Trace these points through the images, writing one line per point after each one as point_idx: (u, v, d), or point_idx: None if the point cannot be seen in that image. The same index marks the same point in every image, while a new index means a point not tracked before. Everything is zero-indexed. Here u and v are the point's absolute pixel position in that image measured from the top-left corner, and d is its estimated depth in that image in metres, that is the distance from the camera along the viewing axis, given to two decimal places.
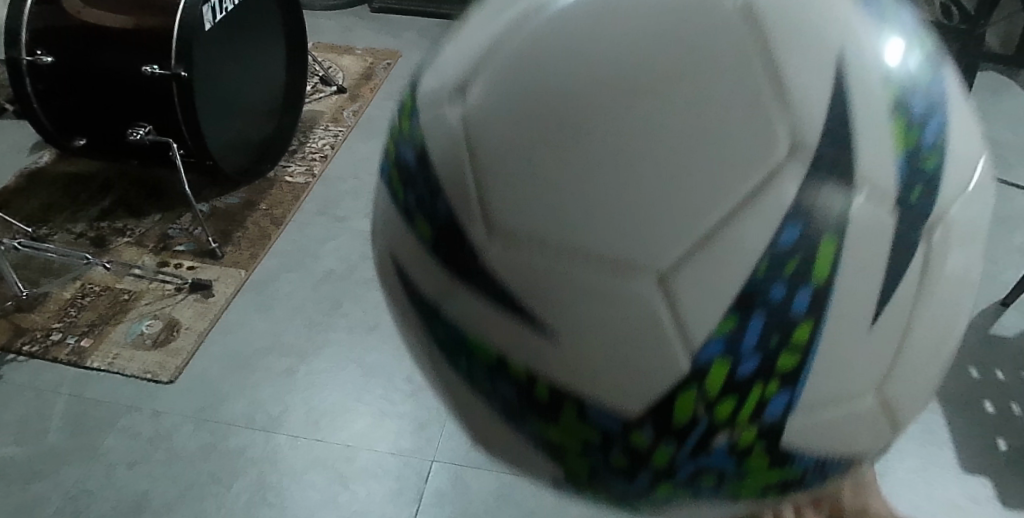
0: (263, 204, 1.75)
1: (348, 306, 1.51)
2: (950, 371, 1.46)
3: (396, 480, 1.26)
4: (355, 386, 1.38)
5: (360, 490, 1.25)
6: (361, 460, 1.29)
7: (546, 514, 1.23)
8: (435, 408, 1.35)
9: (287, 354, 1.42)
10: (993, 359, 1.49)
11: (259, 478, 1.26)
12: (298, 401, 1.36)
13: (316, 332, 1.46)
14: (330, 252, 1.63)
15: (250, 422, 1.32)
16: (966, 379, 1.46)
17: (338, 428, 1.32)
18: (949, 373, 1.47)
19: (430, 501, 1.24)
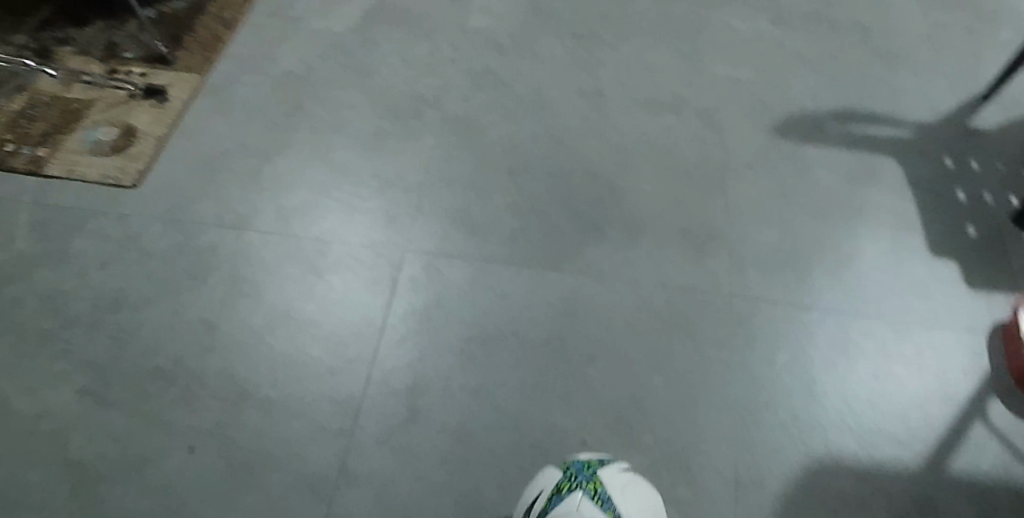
0: (212, 8, 1.64)
1: (309, 107, 1.46)
2: (926, 160, 1.57)
3: (370, 271, 1.27)
4: (322, 184, 1.35)
5: (335, 282, 1.25)
6: (333, 253, 1.28)
7: (521, 297, 1.27)
8: (405, 201, 1.34)
9: (250, 155, 1.39)
10: (969, 151, 1.60)
11: (233, 272, 1.26)
12: (267, 200, 1.33)
13: (279, 133, 1.42)
14: (287, 53, 1.55)
15: (218, 222, 1.31)
16: (941, 168, 1.58)
17: (309, 223, 1.31)
18: (926, 161, 1.58)
19: (405, 287, 1.26)
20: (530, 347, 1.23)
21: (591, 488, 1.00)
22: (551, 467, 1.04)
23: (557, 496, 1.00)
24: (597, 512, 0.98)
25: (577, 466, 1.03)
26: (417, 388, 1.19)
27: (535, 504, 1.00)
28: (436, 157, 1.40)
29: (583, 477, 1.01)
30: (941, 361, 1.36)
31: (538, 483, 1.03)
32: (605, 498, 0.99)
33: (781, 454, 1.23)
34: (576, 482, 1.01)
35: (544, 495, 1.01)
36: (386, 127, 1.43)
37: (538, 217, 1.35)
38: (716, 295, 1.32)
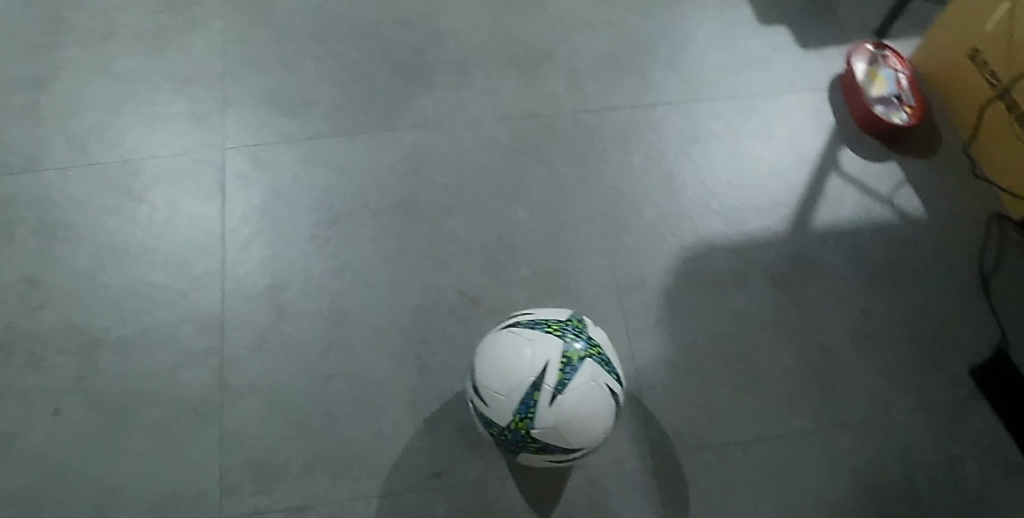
0: None
1: (71, 18, 1.28)
2: None
3: (192, 179, 1.17)
4: (112, 101, 1.22)
5: (157, 200, 1.16)
6: (147, 171, 1.17)
7: (361, 167, 1.20)
8: (209, 98, 1.23)
9: (19, 87, 1.22)
10: None
11: (40, 220, 1.14)
12: (54, 132, 1.19)
13: (46, 55, 1.25)
14: None
15: (5, 169, 1.16)
16: None
17: (110, 146, 1.19)
18: None
19: (235, 187, 1.17)
20: (382, 213, 1.18)
21: (596, 352, 0.96)
22: (539, 334, 0.95)
23: (569, 367, 0.93)
24: (608, 376, 0.96)
25: (569, 329, 0.97)
26: (276, 285, 1.13)
27: (551, 383, 0.92)
28: (231, 42, 1.27)
29: (582, 340, 0.96)
30: (788, 126, 1.39)
31: (536, 354, 0.93)
32: (605, 360, 0.97)
33: (653, 251, 1.24)
34: (581, 349, 0.95)
35: (555, 366, 0.92)
36: (166, 22, 1.29)
37: (359, 80, 1.27)
38: (557, 114, 1.30)
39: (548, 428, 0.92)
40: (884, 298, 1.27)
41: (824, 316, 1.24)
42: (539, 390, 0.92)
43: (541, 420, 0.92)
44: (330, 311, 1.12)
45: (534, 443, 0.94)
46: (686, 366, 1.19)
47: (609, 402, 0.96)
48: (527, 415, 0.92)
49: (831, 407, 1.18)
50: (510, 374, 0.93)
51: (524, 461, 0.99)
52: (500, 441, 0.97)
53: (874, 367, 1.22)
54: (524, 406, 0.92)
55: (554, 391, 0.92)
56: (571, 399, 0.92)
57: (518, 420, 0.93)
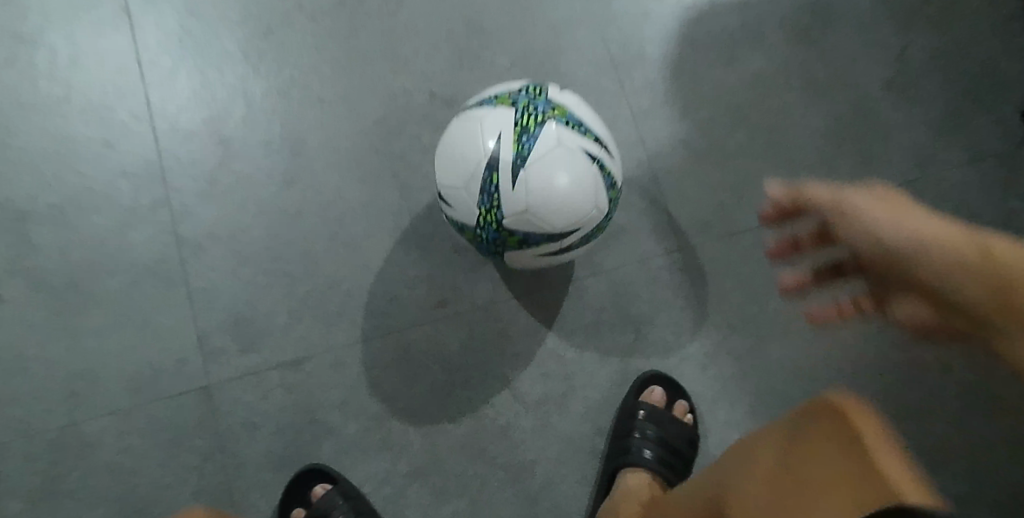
0: None
1: None
2: None
3: (92, 10, 0.99)
4: None
5: (56, 41, 0.98)
6: (36, 8, 0.98)
7: None
8: None
9: None
10: None
11: None
12: None
13: None
14: None
15: None
16: None
17: None
18: None
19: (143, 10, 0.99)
20: (323, 14, 0.99)
21: (559, 113, 0.79)
22: (487, 108, 0.78)
23: (528, 136, 0.76)
24: (581, 138, 0.78)
25: (523, 96, 0.79)
26: (213, 116, 0.96)
27: (509, 158, 0.76)
28: None
29: (541, 103, 0.78)
30: None
31: (485, 131, 0.77)
32: (574, 120, 0.79)
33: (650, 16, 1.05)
34: (539, 112, 0.78)
35: (509, 138, 0.76)
36: None
37: None
38: None
39: (519, 213, 0.77)
40: (923, 33, 1.09)
41: (852, 69, 1.06)
42: (496, 170, 0.76)
43: (509, 206, 0.77)
44: (277, 135, 0.96)
45: (513, 235, 0.79)
46: (704, 141, 1.02)
47: (589, 166, 0.79)
48: (492, 205, 0.77)
49: (868, 169, 1.03)
50: (462, 162, 0.78)
51: (515, 262, 0.85)
52: (481, 245, 0.83)
53: (918, 118, 1.05)
54: (485, 195, 0.77)
55: (514, 167, 0.76)
56: (537, 173, 0.76)
57: (485, 214, 0.78)
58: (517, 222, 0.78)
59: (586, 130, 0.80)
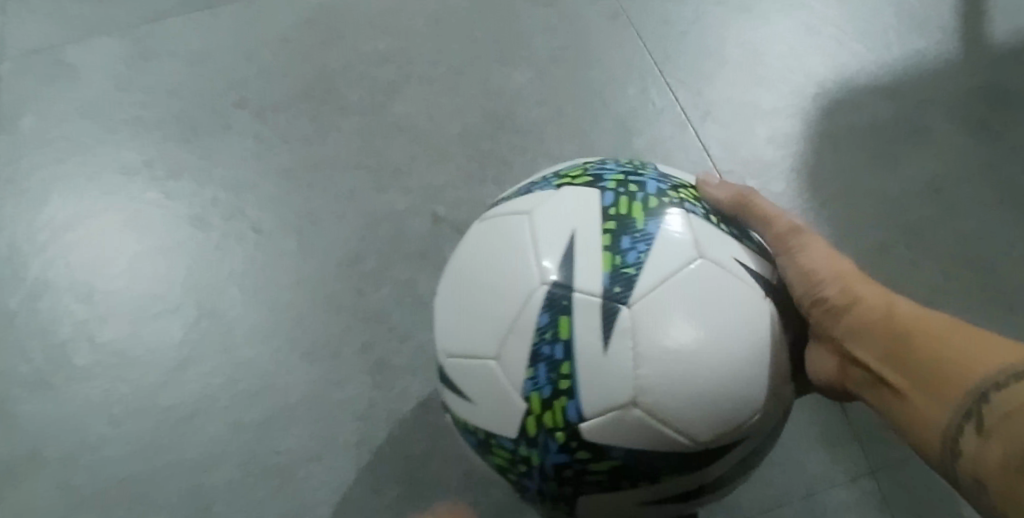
0: None
1: None
2: None
3: None
4: None
5: None
6: None
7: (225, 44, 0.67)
8: None
9: None
10: None
11: None
12: None
13: None
14: None
15: None
16: None
17: None
18: None
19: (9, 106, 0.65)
20: (274, 109, 0.65)
21: (687, 201, 0.38)
22: (543, 192, 0.38)
23: (632, 238, 0.35)
24: (738, 249, 0.37)
25: (609, 169, 0.39)
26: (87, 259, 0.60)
27: (594, 283, 0.34)
28: None
29: (650, 181, 0.38)
30: None
31: (538, 232, 0.36)
32: (718, 217, 0.38)
33: (764, 107, 0.65)
34: (652, 196, 0.37)
35: (593, 244, 0.34)
36: None
37: None
38: None
39: (619, 411, 0.33)
40: None
41: None
42: (568, 313, 0.33)
43: (597, 395, 0.33)
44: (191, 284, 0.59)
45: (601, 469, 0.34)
46: None
47: (766, 310, 0.36)
48: (558, 393, 0.33)
49: None
50: (489, 298, 0.35)
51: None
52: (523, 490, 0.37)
53: None
54: (541, 368, 0.33)
55: (608, 305, 0.33)
56: (659, 316, 0.33)
57: (539, 415, 0.34)
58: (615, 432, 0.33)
59: (742, 237, 0.39)
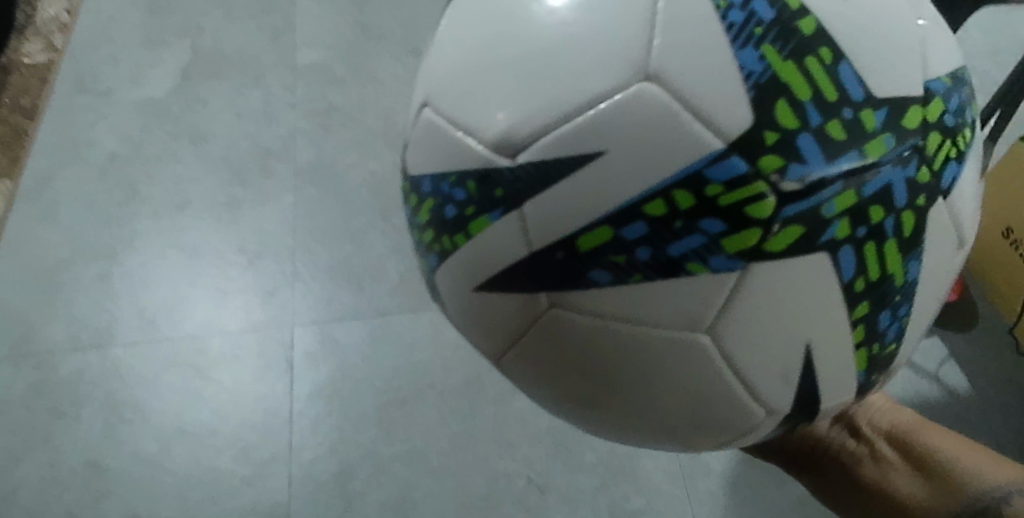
0: (4, 97, 1.44)
1: (146, 189, 1.34)
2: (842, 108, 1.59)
3: (260, 356, 1.18)
4: (182, 273, 1.25)
5: (224, 378, 1.16)
6: (215, 347, 1.19)
7: (427, 345, 1.21)
8: (279, 271, 1.27)
9: (94, 258, 1.26)
10: None
11: (107, 399, 1.14)
12: (125, 304, 1.22)
13: (119, 224, 1.29)
14: (104, 133, 1.40)
15: (76, 343, 1.18)
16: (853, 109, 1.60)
17: (178, 319, 1.21)
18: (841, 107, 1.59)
19: (303, 365, 1.18)
20: (450, 393, 1.17)
21: (943, 118, 0.45)
22: None
23: (887, 127, 0.41)
24: (946, 240, 0.46)
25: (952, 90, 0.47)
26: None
27: (835, 152, 0.40)
28: (300, 215, 1.33)
29: (949, 95, 0.46)
30: None
31: None
32: (958, 139, 0.46)
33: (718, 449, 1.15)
34: (933, 98, 0.45)
35: (846, 79, 0.41)
36: (239, 195, 1.34)
37: None
38: None
39: (782, 268, 0.41)
40: None
41: None
42: (791, 160, 0.39)
43: (821, 184, 0.39)
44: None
45: (877, 157, 0.41)
46: None
47: (938, 265, 0.47)
48: (728, 233, 0.39)
49: None
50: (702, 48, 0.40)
51: (766, 265, 0.40)
52: (712, 196, 0.39)
53: None
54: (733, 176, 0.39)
55: (833, 158, 0.40)
56: (848, 251, 0.41)
57: (669, 211, 0.39)
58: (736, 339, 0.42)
59: (960, 153, 0.46)
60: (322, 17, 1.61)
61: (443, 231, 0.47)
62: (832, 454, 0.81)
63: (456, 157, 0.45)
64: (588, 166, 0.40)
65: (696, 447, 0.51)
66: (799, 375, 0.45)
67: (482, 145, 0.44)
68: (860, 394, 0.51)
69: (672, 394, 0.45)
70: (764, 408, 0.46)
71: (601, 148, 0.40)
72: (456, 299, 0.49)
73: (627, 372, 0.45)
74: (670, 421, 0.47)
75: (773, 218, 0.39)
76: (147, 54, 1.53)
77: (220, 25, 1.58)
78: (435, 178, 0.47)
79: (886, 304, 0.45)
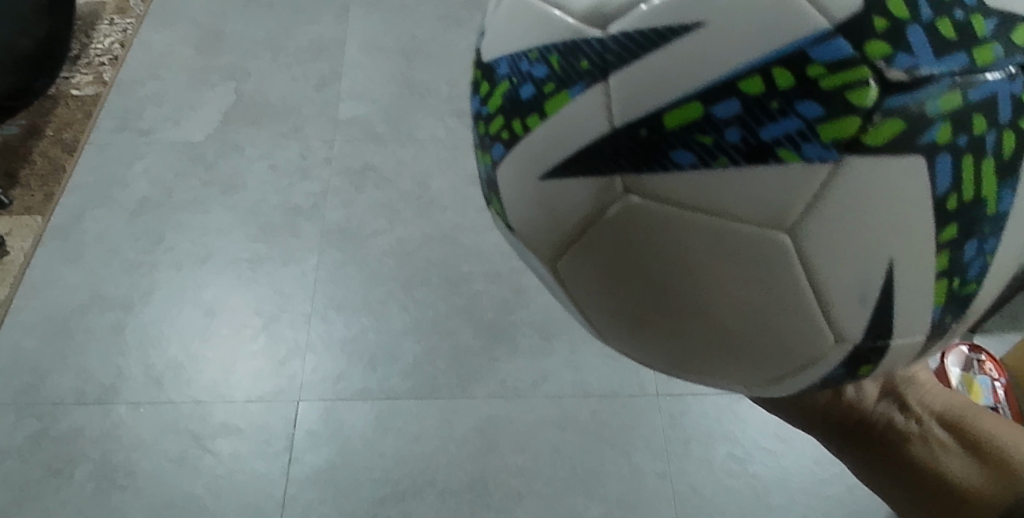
0: (49, 130, 1.46)
1: (171, 239, 1.32)
2: None
3: (260, 431, 1.15)
4: (196, 331, 1.23)
5: (222, 450, 1.13)
6: (217, 415, 1.16)
7: (432, 437, 1.15)
8: (293, 340, 1.23)
9: (110, 307, 1.25)
10: None
11: (103, 460, 1.12)
12: (135, 360, 1.20)
13: (140, 276, 1.28)
14: (139, 175, 1.40)
15: (81, 397, 1.16)
16: None
17: (185, 382, 1.18)
18: None
19: (302, 445, 1.14)
20: (449, 494, 1.11)
21: None
22: None
23: (1006, 37, 0.33)
24: None
25: None
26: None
27: (946, 54, 0.32)
28: (322, 280, 1.29)
29: None
30: None
31: None
32: None
33: None
34: None
35: None
36: (262, 252, 1.32)
37: (440, 334, 1.25)
38: (640, 394, 1.20)
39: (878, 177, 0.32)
40: None
41: None
42: (899, 48, 0.31)
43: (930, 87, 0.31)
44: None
45: (989, 63, 0.33)
46: None
47: None
48: (823, 125, 0.31)
49: None
50: None
51: (864, 158, 0.32)
52: (811, 75, 0.31)
53: None
54: (832, 57, 0.31)
55: (942, 56, 0.32)
56: (957, 167, 0.33)
57: (756, 89, 0.31)
58: (812, 258, 0.34)
59: None
60: (369, 71, 1.58)
61: (515, 117, 0.38)
62: (876, 427, 0.72)
63: (543, 29, 0.37)
64: (686, 38, 0.33)
65: (748, 380, 0.41)
66: (881, 302, 0.36)
67: (574, 18, 0.36)
68: (931, 341, 0.41)
69: (733, 308, 0.35)
70: (835, 333, 0.37)
71: (699, 18, 0.32)
72: (513, 191, 0.39)
73: (677, 272, 0.35)
74: (727, 345, 0.37)
75: (876, 106, 0.31)
76: (191, 95, 1.52)
77: (268, 71, 1.57)
78: (514, 54, 0.38)
79: (985, 240, 0.36)
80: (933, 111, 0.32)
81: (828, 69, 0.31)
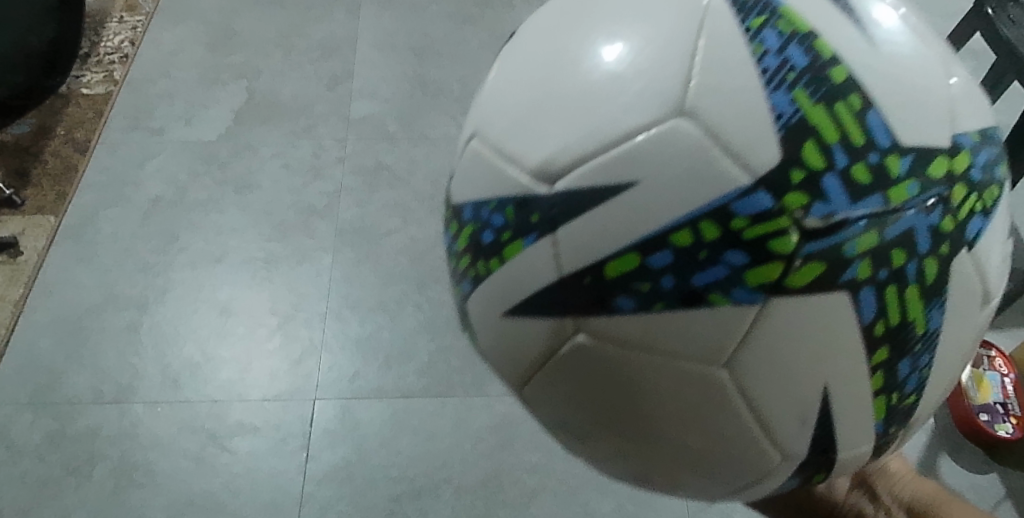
0: (61, 129, 1.46)
1: (185, 238, 1.33)
2: None
3: (277, 430, 1.15)
4: (211, 331, 1.24)
5: (240, 449, 1.14)
6: (234, 415, 1.17)
7: (447, 435, 1.16)
8: (308, 339, 1.24)
9: (126, 307, 1.25)
10: None
11: (121, 458, 1.12)
12: (151, 359, 1.21)
13: (154, 275, 1.29)
14: (152, 175, 1.40)
15: (98, 396, 1.17)
16: None
17: (202, 382, 1.19)
18: None
19: (320, 444, 1.15)
20: (465, 491, 1.12)
21: (978, 172, 0.37)
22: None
23: (917, 178, 0.34)
24: (978, 307, 0.39)
25: (986, 138, 0.39)
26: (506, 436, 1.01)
27: (861, 202, 0.33)
28: (337, 280, 1.30)
29: (985, 150, 0.38)
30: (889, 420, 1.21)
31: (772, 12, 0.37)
32: (994, 192, 0.38)
33: None
34: (967, 148, 0.37)
35: (875, 118, 0.34)
36: (277, 251, 1.33)
37: (454, 332, 1.26)
38: None
39: (802, 322, 0.34)
40: None
41: None
42: (812, 202, 0.33)
43: (843, 237, 0.33)
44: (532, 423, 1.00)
45: (901, 202, 0.34)
46: None
47: (965, 338, 0.39)
48: (745, 278, 0.33)
49: None
50: (745, 84, 0.34)
51: (788, 304, 0.34)
52: (735, 228, 0.33)
53: None
54: (753, 214, 0.33)
55: (856, 205, 0.33)
56: (872, 304, 0.34)
57: (685, 244, 0.33)
58: (752, 391, 0.35)
59: (998, 208, 0.39)
60: (381, 70, 1.59)
61: (479, 257, 0.40)
62: None
63: (494, 178, 0.38)
64: (620, 194, 0.34)
65: (717, 495, 0.43)
66: (822, 427, 0.37)
67: (521, 170, 0.37)
68: (879, 449, 0.42)
69: (684, 437, 0.37)
70: (782, 455, 0.38)
71: (632, 178, 0.34)
72: (483, 319, 0.41)
73: (633, 404, 0.37)
74: (681, 467, 0.39)
75: (796, 255, 0.33)
76: (203, 94, 1.53)
77: (279, 69, 1.58)
78: (476, 200, 0.40)
79: (912, 355, 0.37)
80: (847, 256, 0.33)
81: (747, 226, 0.33)
